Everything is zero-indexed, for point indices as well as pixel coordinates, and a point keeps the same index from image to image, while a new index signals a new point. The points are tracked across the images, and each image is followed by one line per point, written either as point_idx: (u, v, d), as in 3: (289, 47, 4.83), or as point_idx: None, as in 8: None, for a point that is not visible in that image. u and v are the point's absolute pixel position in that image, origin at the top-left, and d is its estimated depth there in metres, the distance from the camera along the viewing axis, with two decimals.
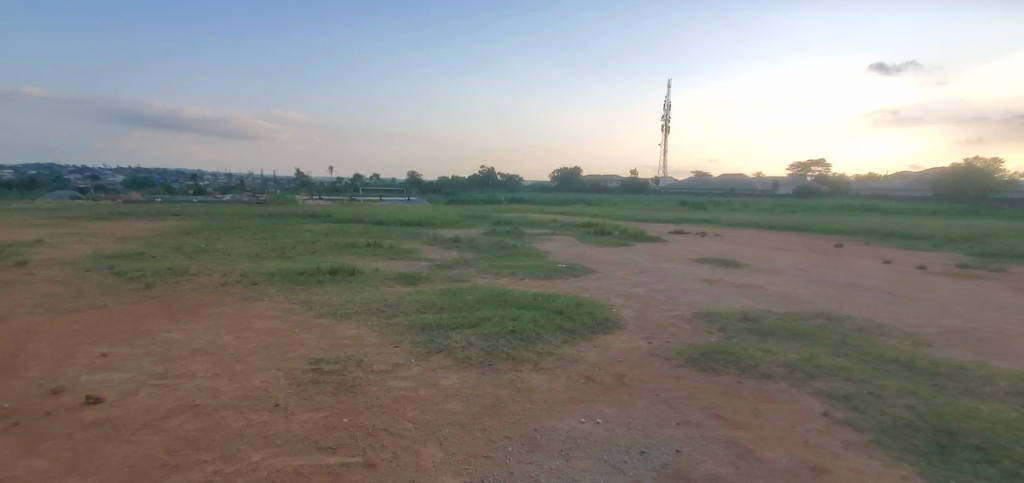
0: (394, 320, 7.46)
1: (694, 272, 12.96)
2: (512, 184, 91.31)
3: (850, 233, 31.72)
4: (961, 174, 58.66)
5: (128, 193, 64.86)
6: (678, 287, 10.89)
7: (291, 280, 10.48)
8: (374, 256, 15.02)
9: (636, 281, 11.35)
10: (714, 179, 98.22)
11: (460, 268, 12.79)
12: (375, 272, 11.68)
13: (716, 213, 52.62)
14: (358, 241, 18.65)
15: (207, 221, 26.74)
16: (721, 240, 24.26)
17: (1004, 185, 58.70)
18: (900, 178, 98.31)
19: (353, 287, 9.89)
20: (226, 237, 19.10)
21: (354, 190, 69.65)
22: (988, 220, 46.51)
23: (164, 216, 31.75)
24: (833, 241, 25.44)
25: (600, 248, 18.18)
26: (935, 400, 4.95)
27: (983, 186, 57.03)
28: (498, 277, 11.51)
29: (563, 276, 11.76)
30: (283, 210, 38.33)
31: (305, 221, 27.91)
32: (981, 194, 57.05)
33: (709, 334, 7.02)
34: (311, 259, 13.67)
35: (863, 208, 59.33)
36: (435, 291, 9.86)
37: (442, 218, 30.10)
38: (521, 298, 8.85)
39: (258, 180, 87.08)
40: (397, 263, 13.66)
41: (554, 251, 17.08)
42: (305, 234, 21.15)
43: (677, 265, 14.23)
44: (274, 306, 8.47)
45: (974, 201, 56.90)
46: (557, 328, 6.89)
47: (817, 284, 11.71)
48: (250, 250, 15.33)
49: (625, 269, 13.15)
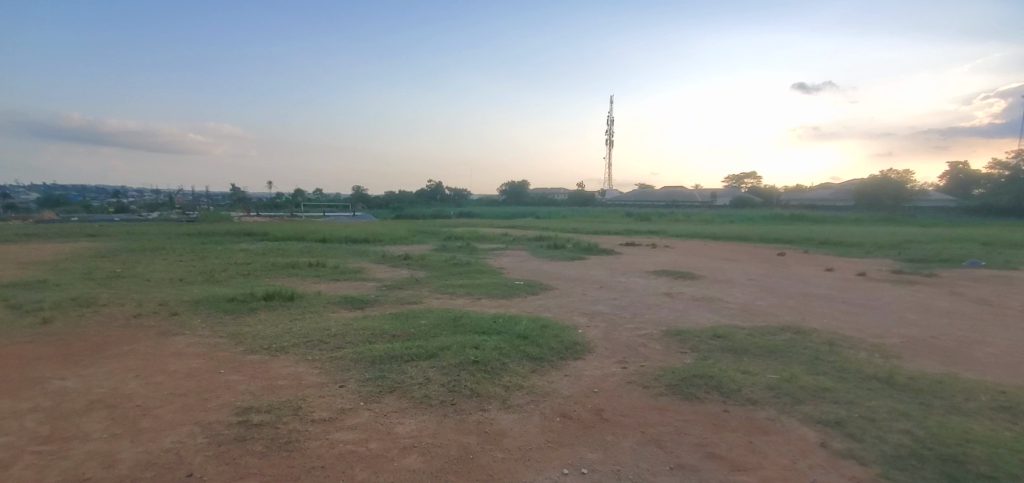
0: (339, 353, 6.59)
1: (653, 286, 12.73)
2: (461, 198, 90.45)
3: (788, 241, 33.09)
4: (878, 184, 63.26)
5: (38, 212, 58.95)
6: (640, 302, 10.54)
7: (219, 309, 9.30)
8: (316, 277, 13.90)
9: (597, 298, 10.93)
10: (657, 192, 101.45)
11: (411, 288, 11.95)
12: (317, 296, 10.63)
13: (661, 225, 53.98)
14: (299, 261, 17.33)
15: (128, 242, 24.36)
16: (671, 251, 24.53)
17: (915, 194, 63.77)
18: (824, 189, 105.15)
19: (292, 315, 8.87)
20: (148, 260, 17.26)
21: (296, 205, 66.64)
22: (904, 227, 50.15)
23: (78, 237, 28.82)
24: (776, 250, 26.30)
25: (555, 263, 17.77)
26: (926, 421, 4.70)
27: (898, 196, 61.71)
28: (453, 298, 10.76)
29: (521, 294, 11.18)
30: (216, 228, 35.80)
31: (241, 240, 25.98)
32: (896, 203, 61.73)
33: (683, 356, 6.61)
34: (245, 283, 12.40)
35: (794, 217, 62.69)
36: (384, 315, 8.99)
37: (390, 235, 28.92)
38: (480, 321, 8.15)
39: (189, 196, 81.64)
40: (342, 284, 12.62)
41: (509, 267, 16.49)
42: (239, 255, 19.53)
43: (635, 279, 13.98)
44: (197, 342, 7.35)
45: (890, 210, 61.45)
46: (523, 355, 6.25)
47: (774, 295, 11.74)
48: (175, 275, 13.79)
49: (584, 285, 12.74)
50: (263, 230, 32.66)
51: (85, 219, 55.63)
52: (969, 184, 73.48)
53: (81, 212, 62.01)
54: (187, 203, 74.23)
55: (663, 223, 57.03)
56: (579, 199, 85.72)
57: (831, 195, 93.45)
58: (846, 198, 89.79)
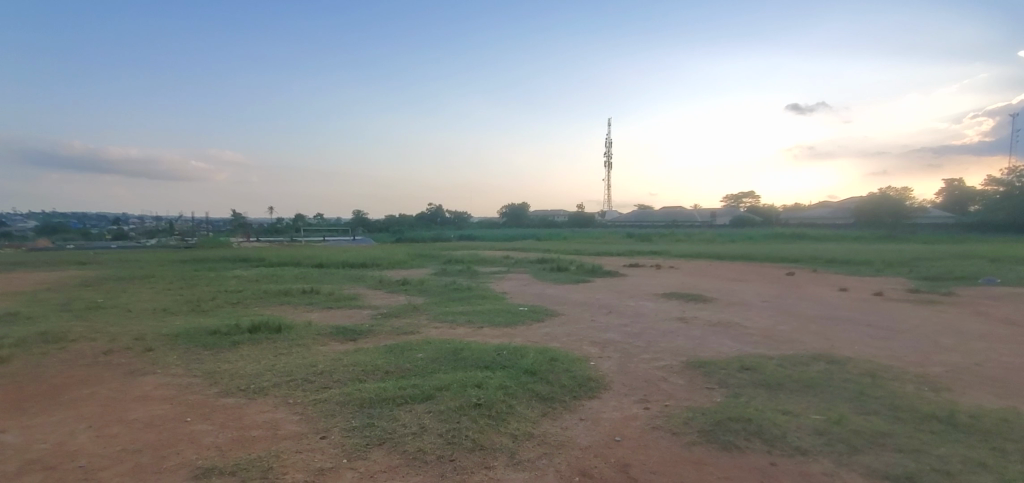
0: (324, 395, 5.87)
1: (666, 310, 11.99)
2: (461, 221, 90.02)
3: (794, 260, 32.41)
4: (879, 202, 62.92)
5: (34, 240, 58.42)
6: (654, 329, 9.80)
7: (199, 343, 8.56)
8: (309, 305, 13.16)
9: (607, 324, 10.18)
10: (656, 212, 101.22)
11: (408, 316, 11.21)
12: (306, 327, 9.88)
13: (663, 245, 53.39)
14: (291, 288, 16.60)
15: (117, 270, 23.64)
16: (677, 272, 23.80)
17: (916, 211, 63.40)
18: (825, 207, 104.62)
19: (276, 350, 8.11)
20: (134, 289, 16.53)
21: (293, 230, 66.07)
22: (907, 244, 49.61)
23: (68, 266, 28.12)
24: (784, 269, 25.61)
25: (559, 287, 17.04)
26: (1013, 475, 3.98)
27: (898, 213, 61.32)
28: (452, 327, 10.02)
29: (525, 321, 10.44)
30: (212, 254, 35.16)
31: (234, 267, 25.26)
32: (897, 220, 61.29)
33: (711, 392, 5.88)
34: (232, 313, 11.67)
35: (794, 236, 62.10)
36: (377, 348, 8.25)
37: (388, 259, 28.23)
38: (482, 353, 7.42)
39: (188, 222, 81.20)
40: (335, 313, 11.87)
41: (510, 291, 15.77)
42: (231, 282, 18.79)
43: (644, 303, 13.25)
44: (168, 383, 6.62)
45: (891, 227, 61.00)
46: (532, 396, 5.51)
47: (795, 319, 11.00)
48: (159, 305, 13.07)
49: (591, 310, 12.00)
50: (260, 256, 32.00)
51: (81, 247, 55.03)
52: (968, 201, 73.35)
53: (77, 239, 61.49)
54: (185, 229, 73.75)
55: (664, 243, 56.43)
56: (579, 220, 85.31)
57: (831, 213, 93.00)
58: (846, 216, 89.32)
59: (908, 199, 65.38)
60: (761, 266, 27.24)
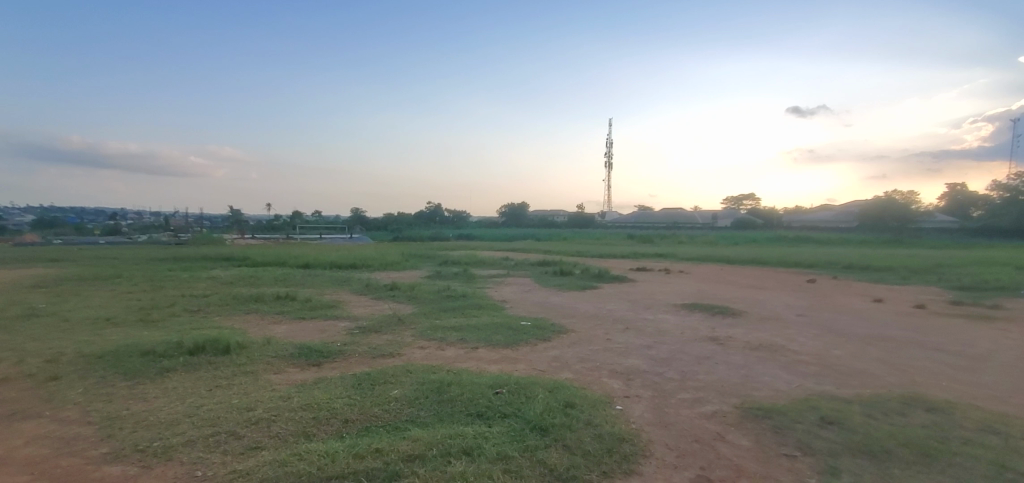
0: (248, 464, 4.15)
1: (693, 326, 10.23)
2: (460, 220, 88.16)
3: (807, 265, 30.83)
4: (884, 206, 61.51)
5: (23, 235, 56.71)
6: (685, 353, 8.08)
7: (120, 369, 6.83)
8: (278, 315, 11.40)
9: (629, 346, 8.45)
10: (657, 214, 100.00)
11: (390, 331, 9.45)
12: (264, 346, 8.14)
13: (667, 247, 51.97)
14: (266, 293, 14.91)
15: (85, 269, 21.95)
16: (689, 278, 22.17)
17: (923, 216, 62.00)
18: (827, 210, 102.89)
19: (213, 381, 6.38)
20: (90, 292, 14.79)
21: (288, 228, 64.41)
22: (915, 248, 48.29)
23: (39, 262, 26.43)
24: (802, 275, 23.97)
25: (564, 295, 15.25)
26: None
27: (904, 217, 59.89)
28: (441, 348, 8.27)
29: (529, 341, 8.68)
30: (198, 252, 33.39)
31: (214, 266, 23.55)
32: (903, 223, 59.89)
33: (796, 465, 4.18)
34: (184, 326, 9.93)
35: (798, 238, 60.48)
36: (344, 379, 6.51)
37: (380, 259, 26.55)
38: (476, 391, 5.70)
39: (182, 219, 79.44)
40: (306, 327, 10.10)
41: (510, 300, 14.02)
42: (203, 284, 17.08)
43: (665, 316, 11.49)
44: (49, 437, 4.89)
45: (897, 231, 59.57)
46: (544, 475, 3.80)
47: (847, 340, 9.26)
48: (106, 314, 11.34)
49: (605, 325, 10.27)
50: (244, 255, 30.22)
51: (71, 242, 53.52)
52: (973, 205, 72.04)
53: (72, 234, 60.01)
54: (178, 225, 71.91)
55: (668, 245, 54.80)
56: (578, 220, 83.61)
57: (834, 216, 91.21)
58: (849, 219, 87.50)
59: (914, 203, 63.79)
60: (776, 272, 25.59)
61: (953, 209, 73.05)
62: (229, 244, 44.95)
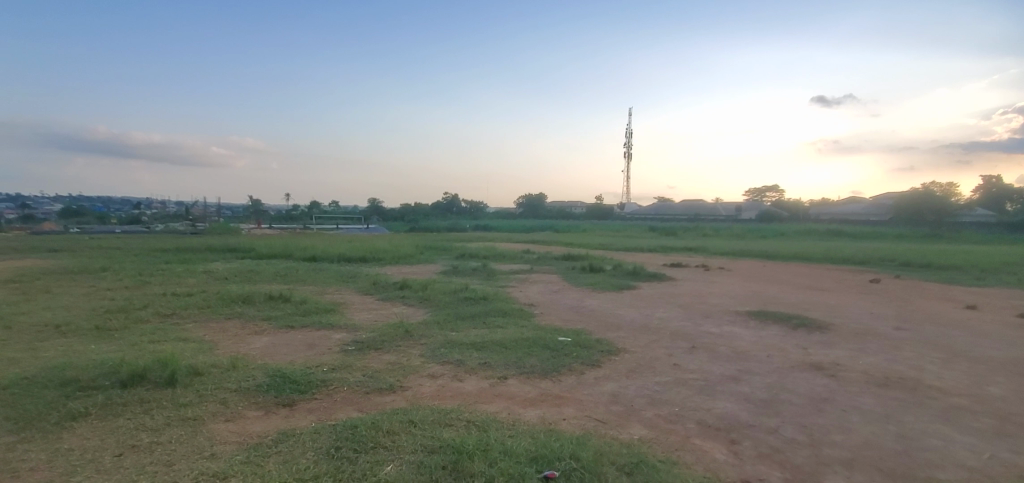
0: None
1: (778, 345, 8.00)
2: (477, 211, 86.09)
3: (853, 262, 28.18)
4: (918, 198, 57.73)
5: (38, 223, 56.55)
6: (792, 391, 5.91)
7: (15, 414, 4.93)
8: (264, 322, 9.50)
9: (708, 377, 6.33)
10: (679, 206, 96.86)
11: (392, 349, 7.44)
12: (224, 373, 6.18)
13: (693, 240, 49.28)
14: (260, 291, 13.04)
15: (78, 260, 20.47)
16: (733, 276, 19.83)
17: (962, 209, 58.15)
18: (858, 203, 97.92)
19: (129, 439, 4.41)
20: (62, 290, 13.08)
21: (305, 218, 63.23)
22: (957, 243, 44.94)
23: (39, 252, 25.24)
24: (858, 274, 21.47)
25: (600, 298, 13.11)
26: None
27: (943, 209, 56.20)
28: (458, 377, 6.24)
29: (575, 367, 6.60)
30: (207, 242, 32.03)
31: (215, 259, 21.89)
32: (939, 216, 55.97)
33: None
34: (141, 338, 8.06)
35: (828, 233, 56.95)
36: (319, 435, 4.50)
37: (392, 252, 24.70)
38: (513, 475, 3.63)
39: (201, 208, 78.99)
40: (290, 341, 8.14)
41: (539, 303, 11.95)
42: (192, 279, 15.29)
43: (734, 329, 9.29)
44: None
45: (931, 224, 55.56)
46: None
47: (995, 374, 7.02)
48: (61, 319, 9.55)
49: (665, 342, 8.11)
50: (251, 246, 28.60)
51: (87, 231, 53.12)
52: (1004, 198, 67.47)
53: (92, 223, 59.73)
54: (196, 214, 71.43)
55: (693, 239, 52.06)
56: (598, 212, 80.92)
57: (864, 209, 86.73)
58: (882, 212, 82.87)
59: (954, 196, 59.77)
60: (827, 270, 23.08)
61: (987, 202, 68.24)
62: (242, 234, 43.71)
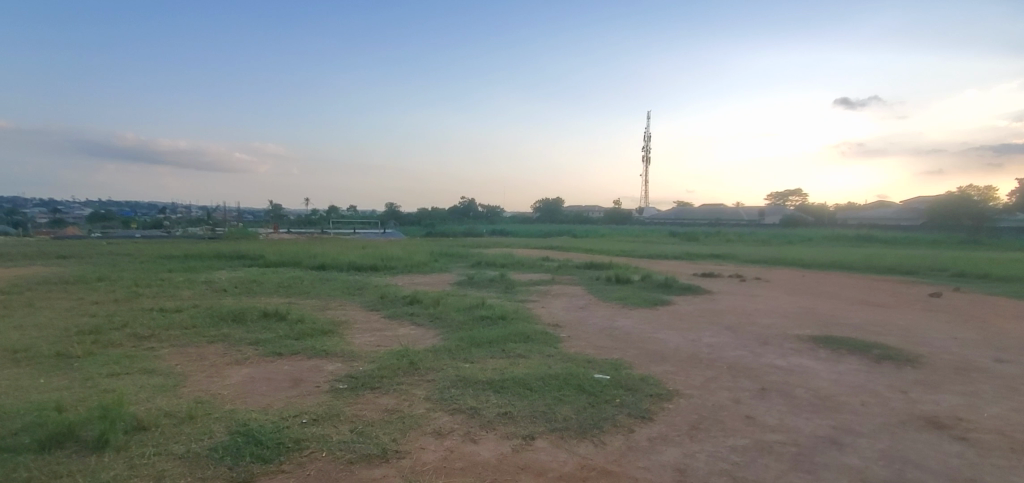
0: None
1: (869, 388, 6.47)
2: (495, 216, 85.00)
3: (896, 271, 26.08)
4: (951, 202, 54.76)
5: (60, 228, 56.94)
6: (920, 468, 4.42)
7: None
8: (248, 348, 8.22)
9: (799, 442, 4.85)
10: (699, 210, 94.42)
11: (392, 391, 6.08)
12: (175, 429, 4.91)
13: (718, 247, 47.24)
14: (257, 306, 11.84)
15: (80, 268, 19.61)
16: (774, 288, 18.12)
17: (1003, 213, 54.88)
18: (888, 208, 93.91)
19: None
20: (43, 304, 12.00)
21: (321, 223, 62.70)
22: (1000, 250, 42.09)
23: (47, 259, 24.65)
24: (910, 286, 19.49)
25: (634, 316, 11.63)
26: None
27: (982, 214, 52.98)
28: (471, 437, 4.85)
29: (622, 422, 5.17)
30: (218, 248, 31.22)
31: (220, 266, 20.86)
32: (978, 221, 52.74)
33: None
34: (100, 370, 6.85)
35: (859, 239, 54.03)
36: None
37: (405, 259, 23.50)
38: None
39: (222, 212, 79.46)
40: (273, 376, 6.83)
41: (565, 323, 10.53)
42: (188, 291, 14.19)
43: (804, 362, 7.76)
44: None
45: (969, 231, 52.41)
46: None
47: None
48: (24, 342, 8.41)
49: (727, 382, 6.64)
50: (261, 252, 27.60)
51: (107, 235, 53.41)
52: None
53: (113, 228, 59.99)
54: (215, 218, 71.50)
55: (717, 245, 49.86)
56: (617, 216, 79.09)
57: (894, 214, 83.19)
58: (914, 217, 79.16)
59: (993, 201, 56.57)
60: (873, 281, 21.14)
61: None
62: (257, 240, 43.08)
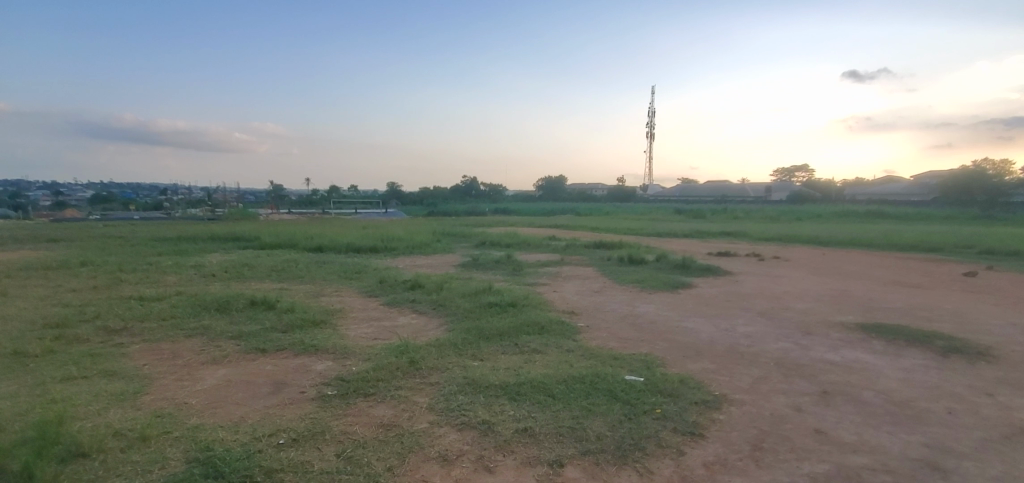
0: None
1: (947, 393, 5.54)
2: (497, 194, 83.85)
3: (918, 248, 24.95)
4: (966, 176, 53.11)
5: (59, 209, 56.13)
6: None
7: None
8: (229, 343, 7.30)
9: (892, 469, 3.93)
10: (705, 187, 92.99)
11: (388, 399, 5.15)
12: (121, 456, 4.00)
13: (727, 224, 46.06)
14: (245, 292, 10.90)
15: (66, 252, 18.70)
16: (797, 268, 17.10)
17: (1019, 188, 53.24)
18: (898, 183, 91.94)
19: None
20: (14, 293, 11.06)
21: (322, 202, 61.63)
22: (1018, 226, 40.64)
23: (38, 242, 23.85)
24: (940, 265, 18.40)
25: (655, 301, 10.69)
26: None
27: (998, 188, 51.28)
28: (486, 464, 3.91)
29: (669, 441, 4.23)
30: (214, 230, 30.30)
31: (214, 249, 19.96)
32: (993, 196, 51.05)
33: None
34: (54, 373, 5.94)
35: (870, 215, 52.54)
36: None
37: (407, 240, 22.54)
38: None
39: (223, 193, 78.54)
40: (253, 379, 5.91)
41: (583, 310, 9.58)
42: (174, 277, 13.25)
43: (859, 357, 6.83)
44: None
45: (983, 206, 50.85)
46: None
47: None
48: None
49: (780, 384, 5.72)
50: (258, 233, 26.67)
51: (105, 217, 52.50)
52: None
53: (114, 209, 59.19)
54: (214, 199, 70.46)
55: (726, 222, 48.61)
56: (621, 194, 77.81)
57: (904, 189, 81.38)
58: (925, 192, 77.35)
59: (1009, 175, 54.86)
60: (898, 259, 20.08)
61: None
62: (256, 221, 42.16)
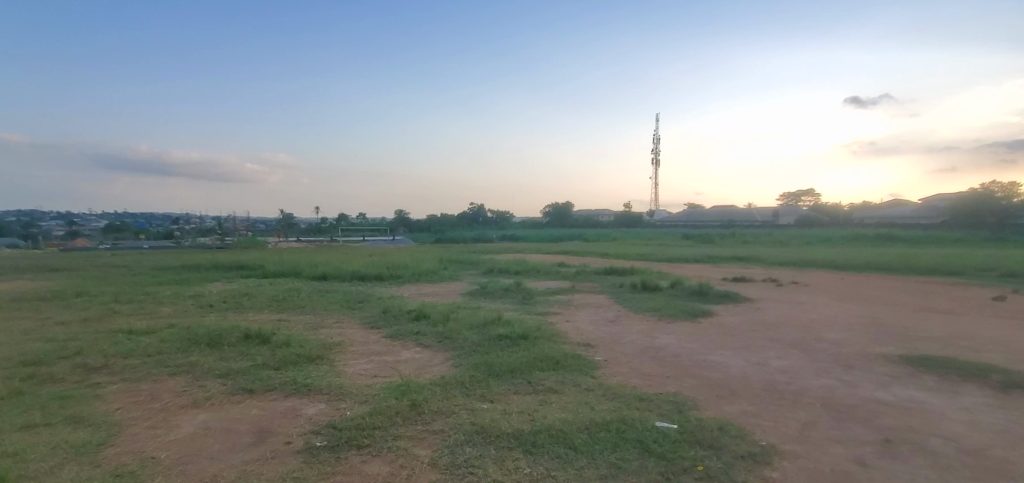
0: None
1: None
2: (504, 221, 83.65)
3: (939, 272, 24.06)
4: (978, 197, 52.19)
5: (68, 239, 56.32)
6: None
7: None
8: (215, 383, 6.67)
9: None
10: (712, 212, 92.42)
11: (384, 453, 4.47)
12: None
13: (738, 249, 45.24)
14: (241, 324, 10.32)
15: (65, 282, 18.28)
16: (818, 294, 16.30)
17: None
18: (908, 205, 90.86)
19: None
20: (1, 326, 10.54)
21: (329, 230, 61.55)
22: None
23: (41, 272, 23.53)
24: (968, 290, 17.53)
25: (676, 330, 9.98)
26: None
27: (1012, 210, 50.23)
28: None
29: None
30: (219, 258, 29.94)
31: (216, 278, 19.47)
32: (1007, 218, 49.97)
33: None
34: (15, 420, 5.34)
35: (882, 238, 51.52)
36: None
37: (412, 267, 21.96)
38: None
39: (231, 222, 78.88)
40: (234, 426, 5.26)
41: (600, 342, 8.89)
42: (169, 308, 12.70)
43: (914, 395, 6.08)
44: None
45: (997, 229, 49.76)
46: None
47: None
48: None
49: (834, 430, 4.98)
50: (262, 262, 26.22)
51: (114, 246, 52.60)
52: None
53: (124, 238, 59.41)
54: (223, 227, 70.75)
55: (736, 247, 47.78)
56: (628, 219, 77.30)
57: (914, 212, 80.32)
58: (936, 214, 76.23)
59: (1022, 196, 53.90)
60: (922, 283, 19.23)
61: None
62: (262, 249, 41.88)
